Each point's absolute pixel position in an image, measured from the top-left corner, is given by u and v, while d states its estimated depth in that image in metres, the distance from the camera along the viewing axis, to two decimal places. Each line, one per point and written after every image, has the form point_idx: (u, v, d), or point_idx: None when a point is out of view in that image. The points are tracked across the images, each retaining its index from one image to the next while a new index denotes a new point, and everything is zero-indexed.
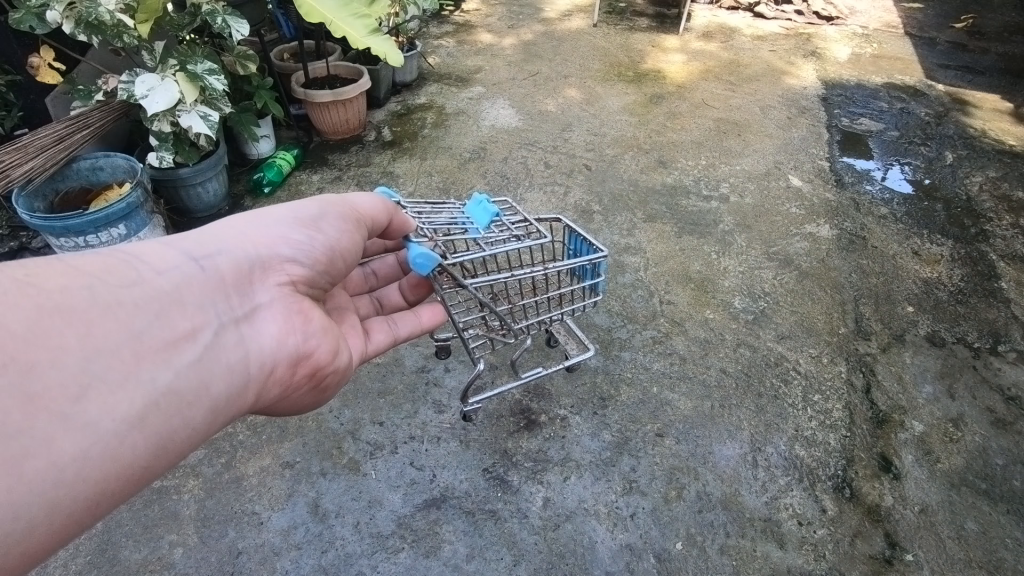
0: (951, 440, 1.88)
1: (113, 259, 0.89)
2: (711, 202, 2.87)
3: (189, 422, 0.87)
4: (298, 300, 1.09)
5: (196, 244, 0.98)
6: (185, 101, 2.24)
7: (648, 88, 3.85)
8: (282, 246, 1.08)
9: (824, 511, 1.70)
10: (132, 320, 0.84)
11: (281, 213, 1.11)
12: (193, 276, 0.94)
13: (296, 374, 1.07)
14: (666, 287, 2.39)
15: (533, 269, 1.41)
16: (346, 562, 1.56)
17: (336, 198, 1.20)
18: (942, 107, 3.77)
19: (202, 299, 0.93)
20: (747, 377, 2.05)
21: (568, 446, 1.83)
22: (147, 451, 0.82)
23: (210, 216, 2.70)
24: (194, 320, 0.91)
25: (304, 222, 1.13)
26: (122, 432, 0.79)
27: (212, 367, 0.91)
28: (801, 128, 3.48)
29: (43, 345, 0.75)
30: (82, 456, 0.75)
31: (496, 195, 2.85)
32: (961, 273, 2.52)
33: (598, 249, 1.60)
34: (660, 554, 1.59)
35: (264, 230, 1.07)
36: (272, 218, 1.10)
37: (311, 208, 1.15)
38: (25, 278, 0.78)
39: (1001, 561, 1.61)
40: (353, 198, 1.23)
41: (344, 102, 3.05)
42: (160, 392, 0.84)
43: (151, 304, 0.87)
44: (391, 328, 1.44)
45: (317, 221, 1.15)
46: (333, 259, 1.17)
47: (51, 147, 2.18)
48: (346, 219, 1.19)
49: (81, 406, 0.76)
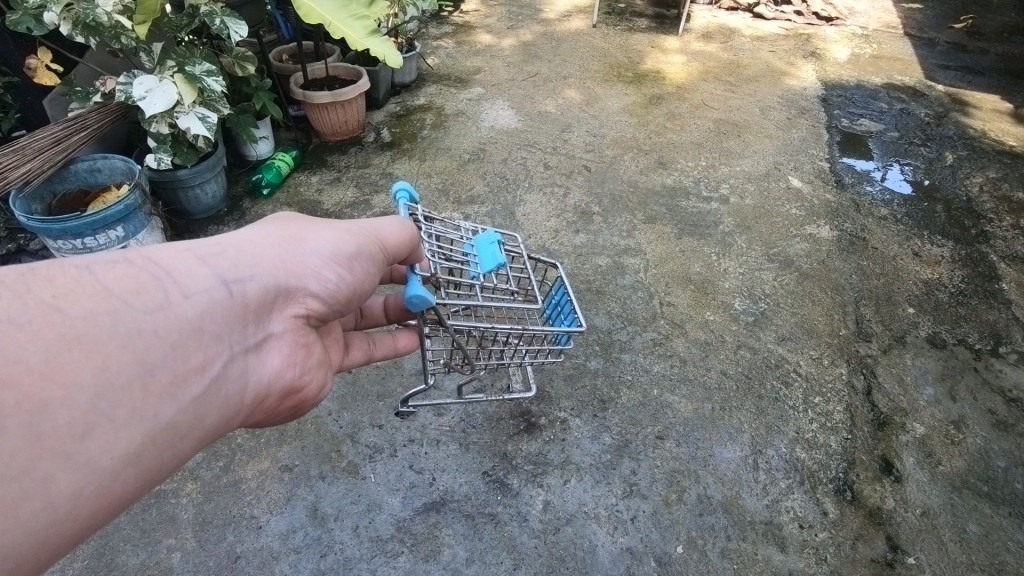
0: (952, 442, 1.88)
1: (143, 277, 0.82)
2: (711, 202, 2.87)
3: (182, 458, 0.82)
4: (304, 333, 1.05)
5: (229, 266, 0.92)
6: (184, 103, 2.23)
7: (648, 89, 3.85)
8: (309, 280, 1.02)
9: (825, 514, 1.69)
10: (150, 351, 0.78)
11: (317, 243, 1.06)
12: (219, 302, 0.89)
13: (281, 404, 1.03)
14: (666, 288, 2.39)
15: (514, 327, 1.35)
16: (346, 566, 1.55)
17: (372, 234, 1.15)
18: (942, 107, 3.77)
19: (220, 330, 0.88)
20: (748, 379, 2.04)
21: (568, 448, 1.83)
22: (138, 486, 0.77)
23: (208, 218, 2.69)
24: (208, 353, 0.86)
25: (337, 258, 1.08)
26: (118, 471, 0.74)
27: (213, 401, 0.86)
28: (801, 128, 3.47)
29: (58, 379, 0.69)
30: (75, 496, 0.69)
31: (496, 196, 2.84)
32: (961, 274, 2.51)
33: (579, 323, 1.51)
34: (661, 558, 1.59)
35: (296, 258, 1.02)
36: (306, 247, 1.04)
37: (348, 244, 1.10)
38: (53, 300, 0.73)
39: (1003, 565, 1.60)
40: (382, 228, 1.17)
41: (342, 104, 3.04)
42: (162, 429, 0.78)
43: (171, 334, 0.81)
44: (369, 347, 1.42)
45: (350, 259, 1.10)
46: (350, 298, 1.12)
47: (48, 149, 2.16)
48: (375, 260, 1.15)
49: (84, 443, 0.70)
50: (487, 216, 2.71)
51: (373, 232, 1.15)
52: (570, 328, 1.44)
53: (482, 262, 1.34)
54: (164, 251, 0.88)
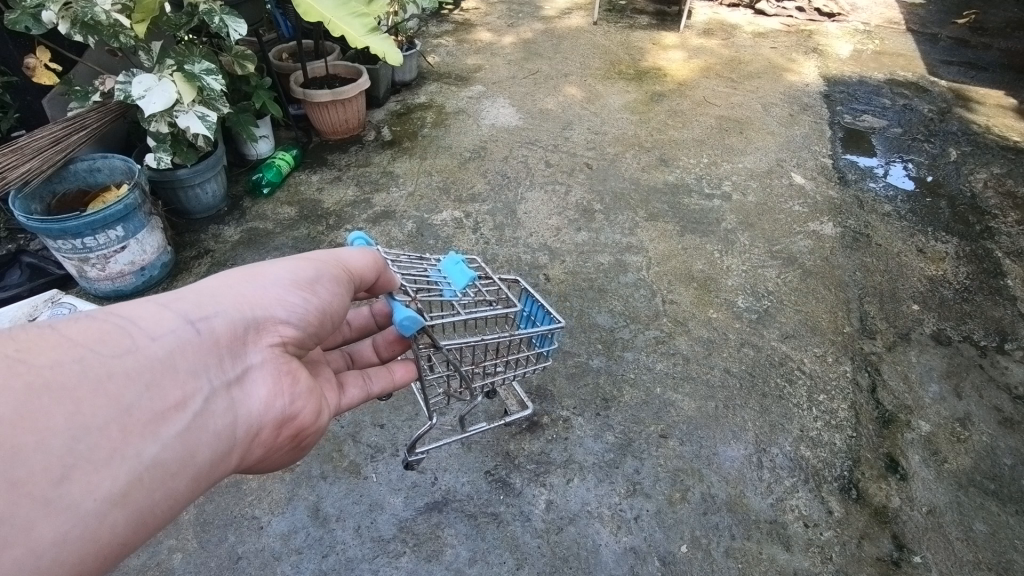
0: (958, 440, 1.86)
1: (106, 326, 0.83)
2: (714, 200, 2.85)
3: (173, 494, 0.82)
4: (288, 360, 1.01)
5: (194, 305, 0.92)
6: (183, 102, 2.22)
7: (648, 86, 3.83)
8: (277, 308, 1.00)
9: (830, 513, 1.68)
10: (121, 394, 0.79)
11: (276, 272, 1.04)
12: (189, 340, 0.88)
13: (280, 437, 0.99)
14: (669, 286, 2.37)
15: (503, 335, 1.36)
16: (347, 567, 1.54)
17: (330, 256, 1.12)
18: (945, 103, 3.74)
19: (195, 365, 0.87)
20: (752, 376, 2.03)
21: (570, 447, 1.82)
22: (128, 527, 0.77)
23: (208, 217, 2.68)
24: (185, 388, 0.85)
25: (299, 283, 1.05)
26: (104, 512, 0.74)
27: (200, 436, 0.85)
28: (803, 126, 3.45)
29: (30, 426, 0.70)
30: (60, 542, 0.70)
31: (497, 194, 2.83)
32: (966, 270, 2.49)
33: (555, 319, 1.53)
34: (665, 557, 1.57)
35: (260, 290, 1.00)
36: (267, 278, 1.02)
37: (307, 268, 1.08)
38: (16, 353, 0.74)
39: (1011, 563, 1.59)
40: (345, 253, 1.15)
41: (343, 102, 3.02)
42: (146, 468, 0.78)
43: (141, 375, 0.82)
44: (365, 383, 1.29)
45: (313, 282, 1.07)
46: (324, 320, 1.09)
47: (48, 148, 2.14)
48: (340, 279, 1.12)
49: (65, 487, 0.71)
50: (488, 214, 2.70)
51: (330, 253, 1.12)
52: (546, 326, 1.46)
53: (455, 282, 1.31)
54: (127, 302, 0.88)
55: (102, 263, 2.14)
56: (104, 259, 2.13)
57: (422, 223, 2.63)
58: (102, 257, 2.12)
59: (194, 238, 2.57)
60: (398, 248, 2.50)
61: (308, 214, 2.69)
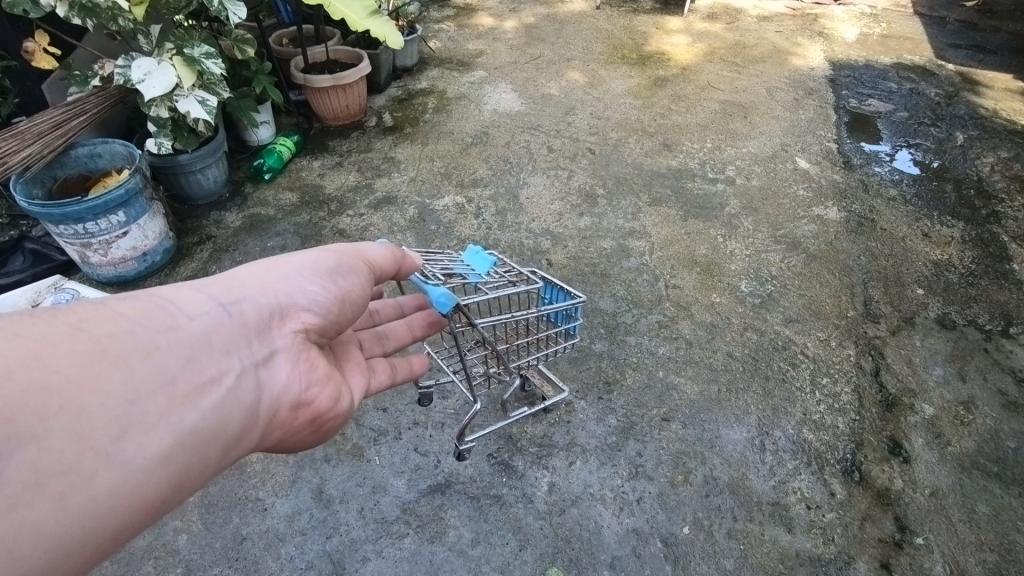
0: (962, 423, 1.86)
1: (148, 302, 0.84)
2: (717, 184, 2.83)
3: (207, 465, 0.81)
4: (313, 348, 1.01)
5: (225, 288, 0.92)
6: (183, 86, 2.21)
7: (652, 71, 3.79)
8: (304, 296, 1.00)
9: (833, 495, 1.68)
10: (163, 364, 0.79)
11: (304, 262, 1.03)
12: (222, 320, 0.89)
13: (300, 422, 0.98)
14: (672, 270, 2.36)
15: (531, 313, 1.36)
16: (352, 548, 1.56)
17: (351, 249, 1.11)
18: (952, 87, 3.70)
19: (228, 344, 0.88)
20: (755, 360, 2.03)
21: (573, 431, 1.82)
22: (165, 495, 0.77)
23: (210, 203, 2.67)
24: (217, 366, 0.85)
25: (327, 274, 1.04)
26: (147, 475, 0.74)
27: (232, 411, 0.85)
28: (808, 110, 3.42)
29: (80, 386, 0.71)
30: (106, 501, 0.70)
31: (499, 179, 2.81)
32: (971, 254, 2.48)
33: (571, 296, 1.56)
34: (668, 539, 1.58)
35: (289, 277, 1.01)
36: (294, 266, 1.02)
37: (334, 259, 1.07)
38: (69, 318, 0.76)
39: (1014, 544, 1.59)
40: (367, 246, 1.14)
41: (344, 87, 3.00)
42: (185, 437, 0.78)
43: (182, 349, 0.82)
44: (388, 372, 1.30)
45: (337, 272, 1.06)
46: (349, 311, 1.08)
47: (48, 134, 2.12)
48: (362, 271, 1.11)
49: (120, 445, 0.72)
50: (490, 198, 2.69)
51: (351, 247, 1.11)
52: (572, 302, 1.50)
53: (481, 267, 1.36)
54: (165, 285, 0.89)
55: (104, 249, 2.13)
56: (106, 244, 2.13)
57: (424, 209, 2.62)
58: (104, 242, 2.12)
59: (196, 223, 2.57)
60: (400, 234, 2.49)
61: (310, 200, 2.68)
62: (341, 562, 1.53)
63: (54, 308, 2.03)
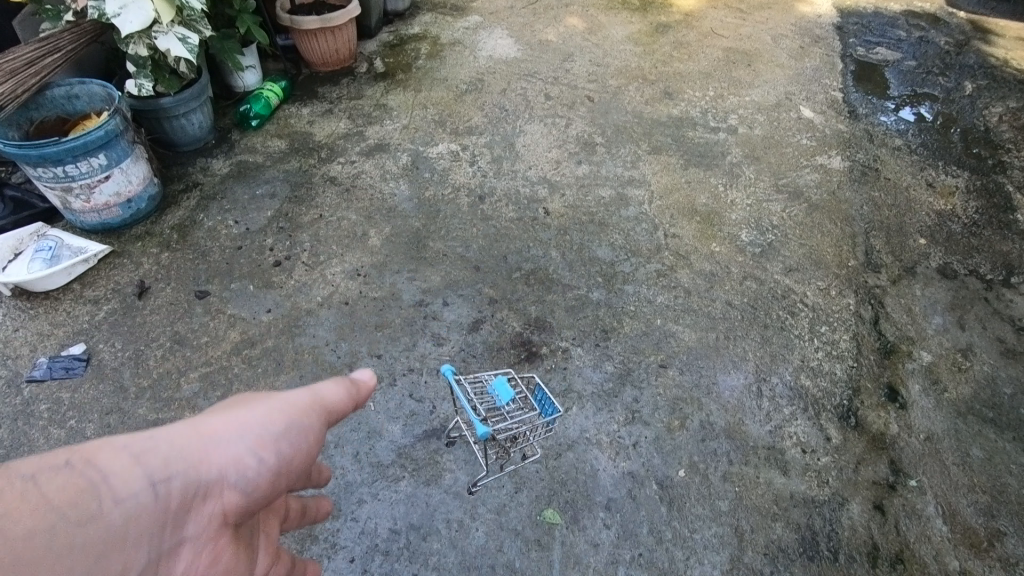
0: (959, 370, 1.85)
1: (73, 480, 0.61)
2: (719, 133, 2.75)
3: None
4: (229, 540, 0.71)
5: (153, 457, 0.66)
6: (161, 22, 2.10)
7: (654, 17, 3.64)
8: (235, 469, 0.72)
9: (829, 439, 1.68)
10: None
11: (250, 416, 0.76)
12: (141, 509, 0.63)
13: None
14: (671, 220, 2.31)
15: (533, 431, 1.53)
16: (347, 491, 1.56)
17: (308, 393, 0.81)
18: (963, 35, 3.58)
19: (139, 537, 0.62)
20: (754, 309, 2.00)
21: (569, 377, 1.80)
22: None
23: (196, 150, 2.58)
24: (120, 567, 0.60)
25: (271, 438, 0.76)
26: None
27: None
28: (814, 58, 3.30)
29: None
30: None
31: (495, 127, 2.73)
32: (975, 205, 2.43)
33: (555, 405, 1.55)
34: (663, 481, 1.59)
35: (231, 435, 0.73)
36: (238, 423, 0.75)
37: (283, 416, 0.78)
38: None
39: (1006, 487, 1.60)
40: (326, 389, 0.83)
41: (333, 30, 2.87)
42: None
43: (81, 555, 0.58)
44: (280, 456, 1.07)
45: (285, 433, 0.77)
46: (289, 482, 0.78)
47: (21, 71, 2.03)
48: (318, 428, 0.80)
49: None
50: (486, 146, 2.61)
51: (309, 390, 0.81)
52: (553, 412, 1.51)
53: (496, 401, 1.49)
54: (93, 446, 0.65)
55: (86, 194, 2.07)
56: (88, 189, 2.06)
57: (418, 156, 2.54)
58: (86, 186, 2.05)
59: (182, 171, 2.49)
60: (393, 182, 2.42)
61: (299, 147, 2.60)
62: (337, 504, 1.53)
63: (36, 256, 2.01)
